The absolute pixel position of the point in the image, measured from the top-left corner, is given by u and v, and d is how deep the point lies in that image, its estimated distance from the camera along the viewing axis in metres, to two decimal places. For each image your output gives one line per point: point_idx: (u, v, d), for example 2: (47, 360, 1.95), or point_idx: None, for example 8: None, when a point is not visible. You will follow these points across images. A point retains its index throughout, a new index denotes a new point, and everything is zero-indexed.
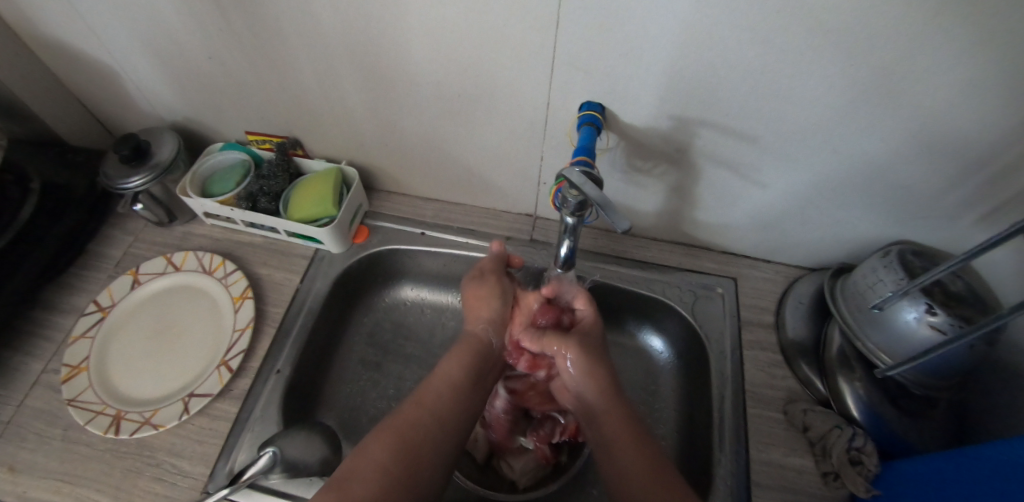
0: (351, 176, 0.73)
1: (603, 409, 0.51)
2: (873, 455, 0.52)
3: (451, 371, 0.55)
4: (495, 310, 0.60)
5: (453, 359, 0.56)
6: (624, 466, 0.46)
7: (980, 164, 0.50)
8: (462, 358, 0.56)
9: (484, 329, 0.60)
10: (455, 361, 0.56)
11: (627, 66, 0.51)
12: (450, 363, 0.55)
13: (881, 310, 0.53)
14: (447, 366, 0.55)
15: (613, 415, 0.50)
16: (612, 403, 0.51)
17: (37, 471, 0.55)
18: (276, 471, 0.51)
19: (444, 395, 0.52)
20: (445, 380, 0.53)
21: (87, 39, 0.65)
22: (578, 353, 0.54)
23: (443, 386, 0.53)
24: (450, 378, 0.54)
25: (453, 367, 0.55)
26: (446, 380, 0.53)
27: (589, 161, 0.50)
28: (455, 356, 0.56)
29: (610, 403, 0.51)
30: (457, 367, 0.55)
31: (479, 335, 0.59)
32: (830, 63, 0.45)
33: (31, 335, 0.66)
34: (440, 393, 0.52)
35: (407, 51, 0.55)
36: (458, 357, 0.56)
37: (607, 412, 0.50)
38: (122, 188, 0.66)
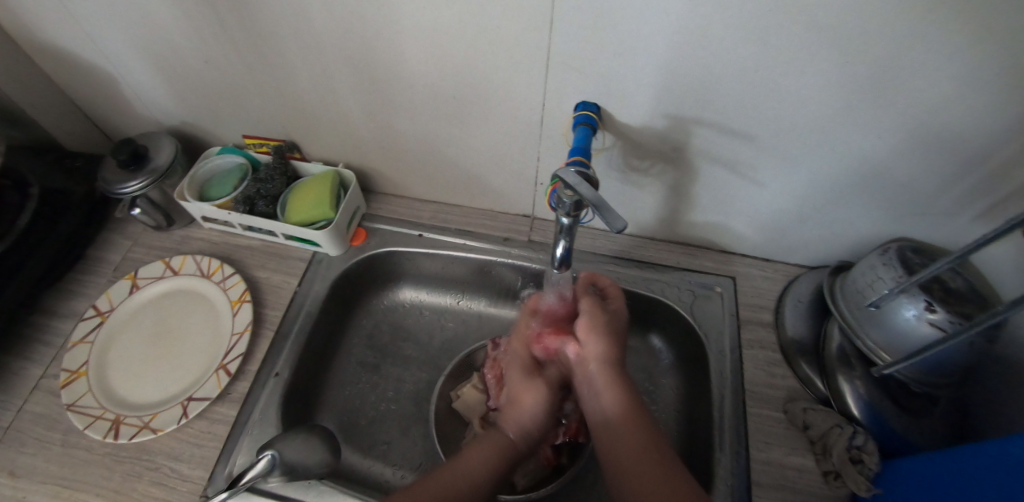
0: (348, 179, 0.73)
1: (614, 416, 0.48)
2: (874, 454, 0.52)
3: (476, 473, 0.47)
4: (537, 412, 0.53)
5: (479, 457, 0.49)
6: (624, 450, 0.45)
7: (979, 160, 0.50)
8: (491, 460, 0.49)
9: (521, 430, 0.52)
10: (481, 460, 0.48)
11: (622, 66, 0.51)
12: (474, 460, 0.48)
13: (878, 308, 0.53)
14: (470, 461, 0.48)
15: (627, 422, 0.47)
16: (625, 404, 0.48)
17: (37, 476, 0.55)
18: (275, 474, 0.51)
19: (463, 496, 0.45)
20: (467, 482, 0.46)
21: (83, 45, 0.65)
22: (597, 341, 0.53)
23: (463, 487, 0.46)
24: (472, 482, 0.46)
25: (478, 468, 0.48)
26: (469, 485, 0.46)
27: (585, 161, 0.50)
28: (481, 453, 0.49)
29: (621, 404, 0.48)
30: (482, 467, 0.48)
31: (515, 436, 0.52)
32: (826, 61, 0.45)
33: (31, 340, 0.66)
34: (459, 486, 0.46)
35: (403, 53, 0.55)
36: (484, 458, 0.49)
37: (618, 416, 0.48)
38: (120, 193, 0.66)
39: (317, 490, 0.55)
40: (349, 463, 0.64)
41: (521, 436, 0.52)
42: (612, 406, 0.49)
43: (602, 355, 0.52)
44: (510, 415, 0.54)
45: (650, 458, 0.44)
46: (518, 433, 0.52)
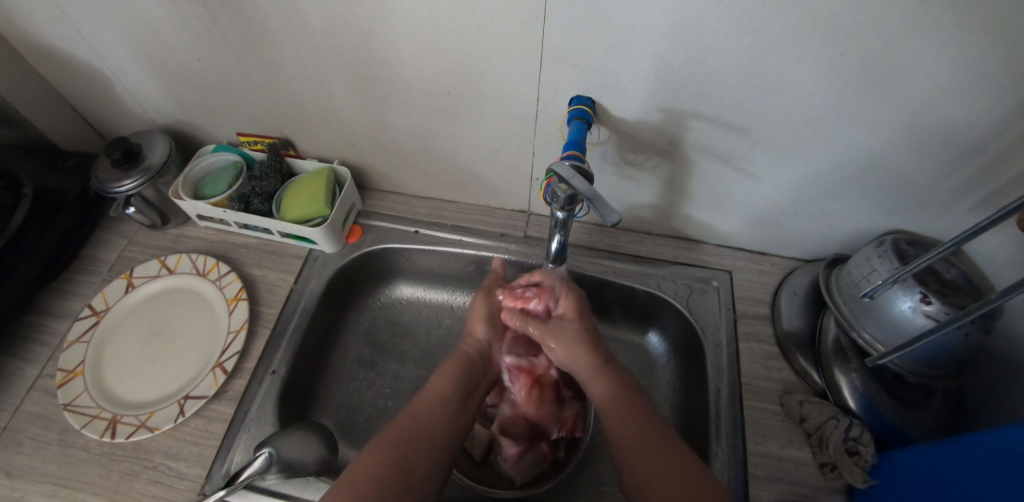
0: (343, 176, 0.73)
1: (605, 401, 0.52)
2: (870, 446, 0.52)
3: (442, 388, 0.53)
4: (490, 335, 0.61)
5: (442, 375, 0.55)
6: (614, 435, 0.49)
7: (975, 151, 0.50)
8: (452, 373, 0.55)
9: (474, 347, 0.60)
10: (445, 378, 0.54)
11: (616, 59, 0.50)
12: (439, 380, 0.54)
13: (872, 299, 0.53)
14: (436, 382, 0.54)
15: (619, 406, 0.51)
16: (614, 391, 0.53)
17: (34, 476, 0.55)
18: (272, 471, 0.51)
19: (434, 411, 0.50)
20: (435, 395, 0.52)
21: (75, 43, 0.64)
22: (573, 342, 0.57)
23: (434, 403, 0.51)
24: (438, 396, 0.52)
25: (442, 384, 0.53)
26: (437, 399, 0.51)
27: (579, 155, 0.50)
28: (446, 369, 0.55)
29: (612, 392, 0.53)
30: (446, 385, 0.54)
31: (472, 352, 0.59)
32: (817, 52, 0.45)
33: (27, 340, 0.66)
34: (429, 403, 0.51)
35: (396, 49, 0.55)
36: (447, 374, 0.55)
37: (610, 402, 0.52)
38: (113, 192, 0.66)
39: (316, 486, 0.55)
40: (347, 461, 0.64)
41: (474, 347, 0.60)
42: (602, 393, 0.53)
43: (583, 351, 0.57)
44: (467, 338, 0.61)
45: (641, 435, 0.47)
46: (473, 347, 0.60)
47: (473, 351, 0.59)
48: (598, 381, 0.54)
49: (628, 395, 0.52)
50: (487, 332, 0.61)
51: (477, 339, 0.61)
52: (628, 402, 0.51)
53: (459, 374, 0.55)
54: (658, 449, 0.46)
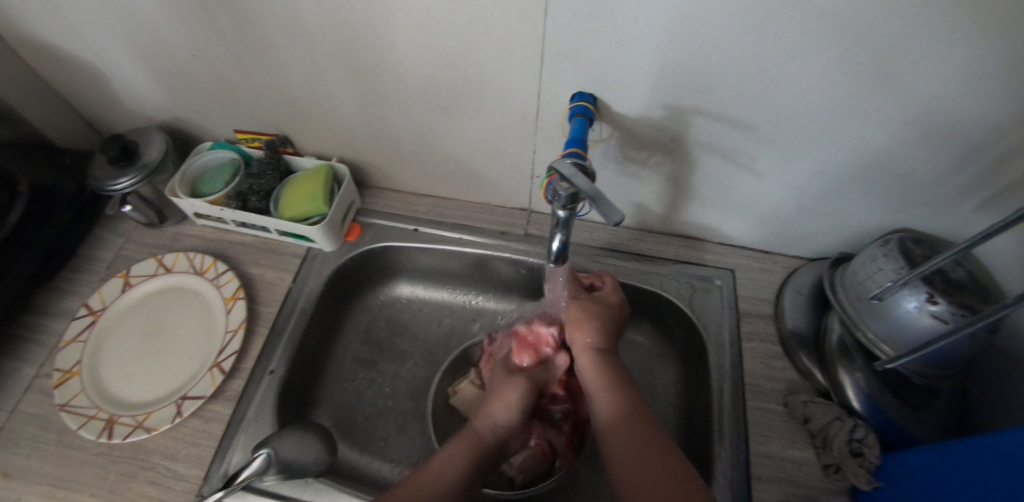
0: (342, 173, 0.72)
1: (608, 421, 0.49)
2: (875, 447, 0.51)
3: (445, 468, 0.48)
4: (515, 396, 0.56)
5: (447, 454, 0.50)
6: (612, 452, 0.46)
7: (982, 148, 0.49)
8: (459, 455, 0.50)
9: (491, 429, 0.54)
10: (450, 458, 0.49)
11: (618, 55, 0.49)
12: (444, 458, 0.49)
13: (881, 301, 0.52)
14: (440, 462, 0.49)
15: (622, 418, 0.48)
16: (620, 407, 0.49)
17: (31, 476, 0.55)
18: (271, 473, 0.51)
19: (434, 496, 0.45)
20: (438, 478, 0.47)
21: (69, 39, 0.64)
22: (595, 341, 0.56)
23: (436, 485, 0.46)
24: (443, 481, 0.47)
25: (450, 467, 0.48)
26: (439, 478, 0.47)
27: (581, 152, 0.49)
28: (452, 452, 0.50)
29: (618, 408, 0.49)
30: (451, 465, 0.49)
31: (486, 432, 0.54)
32: (823, 49, 0.44)
33: (24, 339, 0.65)
34: (431, 486, 0.46)
35: (394, 45, 0.54)
36: (454, 454, 0.50)
37: (613, 421, 0.49)
38: (110, 190, 0.65)
39: (315, 488, 0.55)
40: (347, 461, 0.63)
41: (489, 427, 0.54)
42: (607, 412, 0.50)
43: (596, 344, 0.56)
44: (485, 412, 0.56)
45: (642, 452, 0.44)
46: (488, 429, 0.54)
47: (489, 431, 0.54)
48: (604, 395, 0.51)
49: (633, 413, 0.49)
50: (507, 408, 0.55)
51: (495, 417, 0.55)
52: (631, 419, 0.48)
53: (470, 458, 0.50)
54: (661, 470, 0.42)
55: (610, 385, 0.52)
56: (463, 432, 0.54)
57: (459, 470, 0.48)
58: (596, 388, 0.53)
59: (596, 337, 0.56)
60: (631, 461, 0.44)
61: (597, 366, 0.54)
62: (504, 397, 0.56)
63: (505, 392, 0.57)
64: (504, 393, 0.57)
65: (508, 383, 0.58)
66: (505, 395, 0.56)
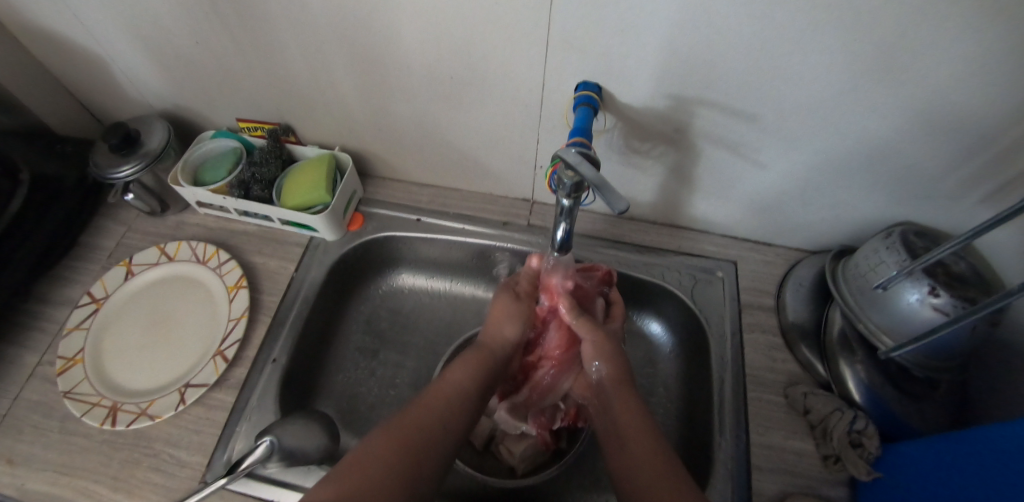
0: (345, 162, 0.71)
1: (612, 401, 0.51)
2: (875, 438, 0.52)
3: (461, 380, 0.50)
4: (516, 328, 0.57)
5: (463, 367, 0.52)
6: (621, 425, 0.48)
7: (988, 140, 0.49)
8: (473, 367, 0.52)
9: (500, 344, 0.56)
10: (466, 369, 0.52)
11: (624, 44, 0.49)
12: (458, 371, 0.51)
13: (885, 290, 0.52)
14: (455, 373, 0.51)
15: (623, 397, 0.50)
16: (622, 390, 0.51)
17: (35, 463, 0.55)
18: (273, 460, 0.51)
19: (454, 404, 0.48)
20: (455, 389, 0.49)
21: (70, 26, 0.63)
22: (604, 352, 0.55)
23: (454, 394, 0.48)
24: (460, 388, 0.49)
25: (463, 377, 0.51)
26: (456, 389, 0.49)
27: (585, 141, 0.49)
28: (466, 364, 0.52)
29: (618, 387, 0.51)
30: (466, 377, 0.51)
31: (492, 346, 0.55)
32: (830, 39, 0.44)
33: (26, 327, 0.65)
34: (450, 395, 0.48)
35: (399, 33, 0.54)
36: (466, 367, 0.52)
37: (619, 394, 0.51)
38: (112, 178, 0.65)
39: (317, 475, 0.55)
40: (348, 449, 0.64)
41: (498, 340, 0.56)
42: (609, 393, 0.52)
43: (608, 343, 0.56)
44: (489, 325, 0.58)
45: (649, 430, 0.46)
46: (495, 341, 0.56)
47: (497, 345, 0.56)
48: (610, 381, 0.52)
49: (630, 391, 0.51)
50: (512, 328, 0.57)
51: (503, 332, 0.57)
52: (630, 398, 0.50)
53: (480, 369, 0.52)
54: (660, 454, 0.44)
55: (619, 375, 0.52)
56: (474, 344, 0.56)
57: (472, 381, 0.51)
58: (602, 376, 0.54)
59: (608, 341, 0.56)
60: (624, 451, 0.46)
61: (606, 364, 0.54)
62: (507, 315, 0.58)
63: (510, 306, 0.59)
64: (508, 310, 0.58)
65: (517, 306, 0.59)
66: (510, 308, 0.58)
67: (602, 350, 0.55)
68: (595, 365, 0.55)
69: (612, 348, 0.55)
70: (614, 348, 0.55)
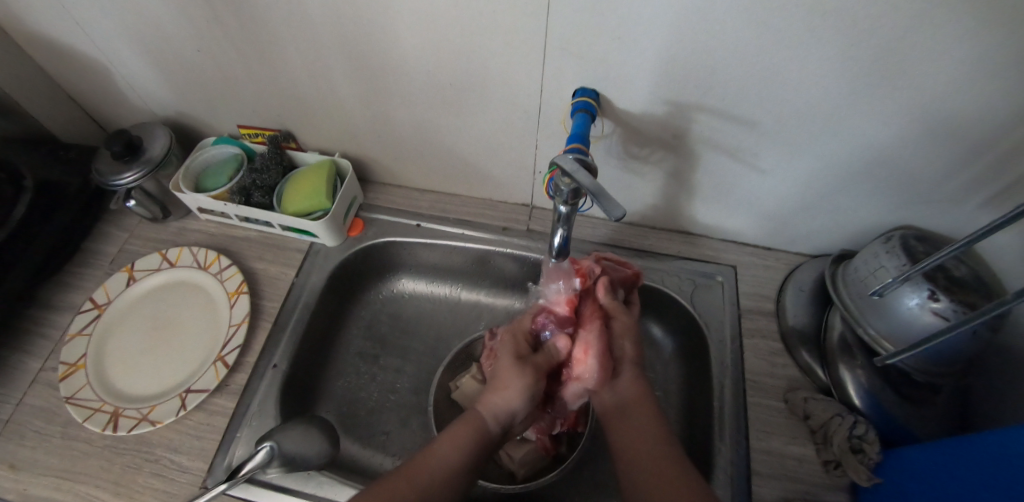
0: (345, 168, 0.72)
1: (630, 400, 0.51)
2: (875, 444, 0.52)
3: (448, 456, 0.46)
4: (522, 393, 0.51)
5: (452, 440, 0.48)
6: (641, 439, 0.47)
7: (986, 144, 0.49)
8: (463, 441, 0.48)
9: (498, 415, 0.50)
10: (454, 443, 0.48)
11: (621, 51, 0.49)
12: (447, 443, 0.47)
13: (881, 296, 0.52)
14: (443, 446, 0.47)
15: (642, 405, 0.50)
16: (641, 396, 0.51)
17: (38, 468, 0.55)
18: (274, 465, 0.51)
19: (438, 483, 0.44)
20: (440, 464, 0.46)
21: (74, 34, 0.64)
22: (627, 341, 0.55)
23: (439, 474, 0.45)
24: (447, 466, 0.46)
25: (450, 452, 0.47)
26: (442, 465, 0.46)
27: (583, 148, 0.49)
28: (456, 436, 0.48)
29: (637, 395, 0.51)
30: (455, 451, 0.47)
31: (489, 418, 0.50)
32: (828, 44, 0.44)
33: (29, 333, 0.66)
34: (434, 475, 0.45)
35: (397, 41, 0.54)
36: (455, 441, 0.48)
37: (635, 405, 0.50)
38: (114, 185, 0.66)
39: (318, 480, 0.55)
40: (349, 455, 0.64)
41: (500, 417, 0.50)
42: (630, 393, 0.51)
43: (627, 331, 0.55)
44: (486, 397, 0.51)
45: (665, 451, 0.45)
46: (493, 417, 0.50)
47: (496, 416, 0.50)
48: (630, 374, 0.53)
49: (649, 404, 0.50)
50: (513, 398, 0.51)
51: (502, 404, 0.51)
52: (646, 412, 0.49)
53: (472, 444, 0.48)
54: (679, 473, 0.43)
55: (636, 358, 0.54)
56: (468, 416, 0.50)
57: (460, 457, 0.47)
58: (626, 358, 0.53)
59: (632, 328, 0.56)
60: (640, 440, 0.47)
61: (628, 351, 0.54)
62: (508, 384, 0.51)
63: (511, 368, 0.52)
64: (509, 376, 0.52)
65: (518, 370, 0.52)
66: (508, 376, 0.52)
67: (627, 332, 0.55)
68: (617, 344, 0.55)
69: (631, 326, 0.56)
70: (632, 328, 0.55)
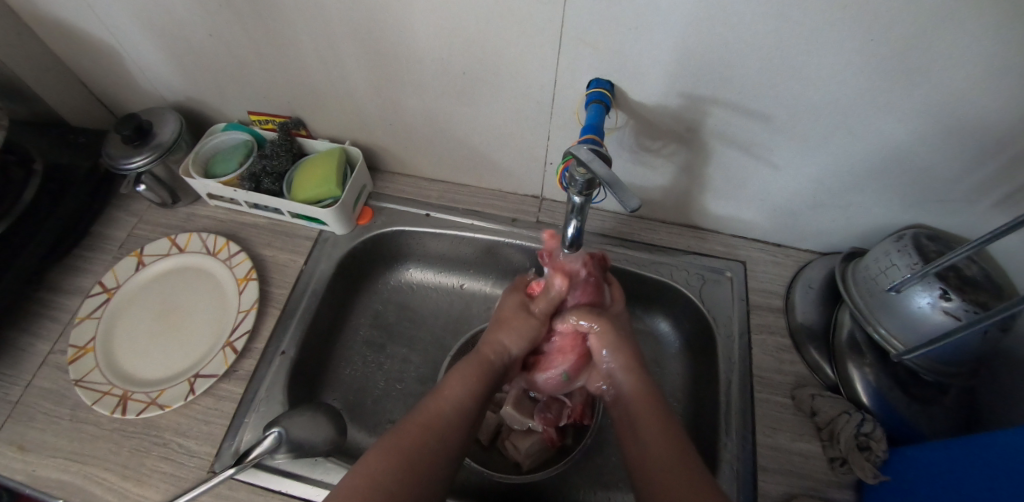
0: (355, 156, 0.72)
1: (633, 396, 0.50)
2: (882, 442, 0.51)
3: (456, 393, 0.48)
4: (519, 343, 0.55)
5: (458, 381, 0.49)
6: (643, 430, 0.46)
7: (1000, 146, 0.48)
8: (469, 377, 0.50)
9: (500, 355, 0.54)
10: (460, 380, 0.50)
11: (638, 41, 0.49)
12: (454, 384, 0.49)
13: (897, 293, 0.51)
14: (451, 389, 0.49)
15: (641, 398, 0.49)
16: (645, 389, 0.50)
17: (47, 449, 0.56)
18: (282, 451, 0.51)
19: (452, 419, 0.46)
20: (450, 404, 0.47)
21: (85, 17, 0.63)
22: (614, 344, 0.54)
23: (451, 411, 0.47)
24: (455, 403, 0.47)
25: (458, 391, 0.48)
26: (452, 406, 0.47)
27: (597, 139, 0.49)
28: (461, 374, 0.50)
29: (640, 388, 0.50)
30: (463, 392, 0.49)
31: (494, 357, 0.54)
32: (848, 36, 0.43)
33: (37, 315, 0.66)
34: (445, 413, 0.46)
35: (411, 28, 0.54)
36: (462, 379, 0.50)
37: (637, 397, 0.49)
38: (124, 169, 0.66)
39: (324, 467, 0.55)
40: (355, 443, 0.64)
41: (499, 352, 0.54)
42: (631, 388, 0.51)
43: (615, 333, 0.55)
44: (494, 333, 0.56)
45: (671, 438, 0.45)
46: (494, 353, 0.54)
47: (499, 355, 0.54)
48: (625, 373, 0.52)
49: (655, 396, 0.49)
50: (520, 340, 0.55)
51: (505, 344, 0.55)
52: (654, 402, 0.48)
53: (477, 379, 0.50)
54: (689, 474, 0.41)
55: (631, 364, 0.52)
56: (471, 357, 0.53)
57: (468, 393, 0.49)
58: (614, 367, 0.53)
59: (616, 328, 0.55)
60: (644, 438, 0.46)
61: (615, 349, 0.54)
62: (512, 325, 0.56)
63: (518, 325, 0.56)
64: (512, 322, 0.56)
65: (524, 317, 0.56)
66: (514, 321, 0.56)
67: (607, 341, 0.54)
68: (607, 359, 0.54)
69: (618, 335, 0.55)
70: (620, 337, 0.54)
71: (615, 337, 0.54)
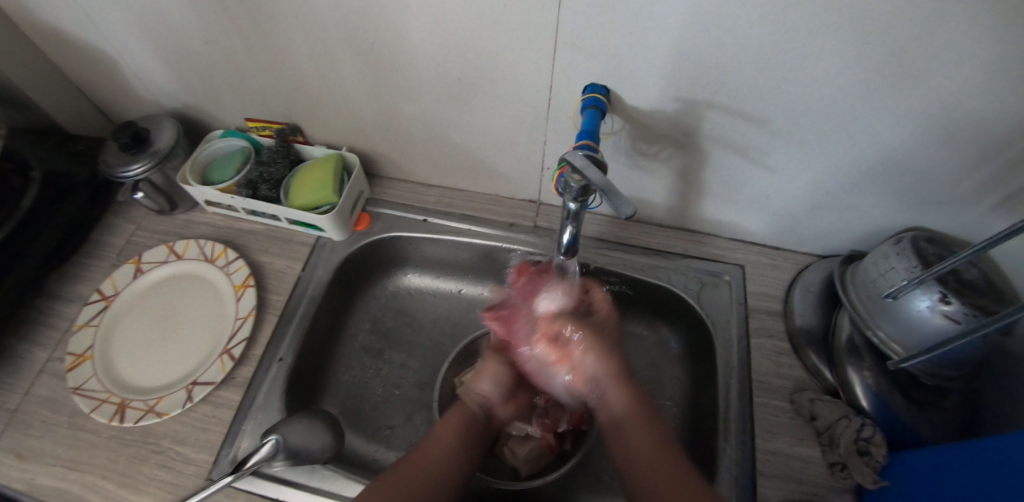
0: (352, 162, 0.72)
1: (626, 417, 0.48)
2: (882, 446, 0.51)
3: (442, 445, 0.49)
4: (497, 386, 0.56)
5: (445, 433, 0.50)
6: (637, 457, 0.45)
7: (997, 150, 0.48)
8: (452, 429, 0.51)
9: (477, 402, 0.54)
10: (446, 432, 0.50)
11: (633, 47, 0.49)
12: (441, 435, 0.50)
13: (895, 299, 0.51)
14: (437, 438, 0.50)
15: (637, 424, 0.47)
16: (636, 406, 0.48)
17: (45, 458, 0.56)
18: (279, 458, 0.51)
19: (437, 474, 0.46)
20: (435, 456, 0.48)
21: (82, 26, 0.64)
22: (600, 354, 0.52)
23: (436, 462, 0.47)
24: (440, 457, 0.48)
25: (443, 443, 0.49)
26: (439, 455, 0.48)
27: (592, 145, 0.49)
28: (447, 426, 0.51)
29: (635, 411, 0.48)
30: (449, 440, 0.50)
31: (474, 406, 0.54)
32: (843, 41, 0.43)
33: (36, 323, 0.66)
34: (430, 466, 0.47)
35: (406, 34, 0.54)
36: (446, 430, 0.51)
37: (633, 423, 0.47)
38: (121, 176, 0.66)
39: (322, 474, 0.55)
40: (353, 449, 0.64)
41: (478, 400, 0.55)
42: (621, 408, 0.49)
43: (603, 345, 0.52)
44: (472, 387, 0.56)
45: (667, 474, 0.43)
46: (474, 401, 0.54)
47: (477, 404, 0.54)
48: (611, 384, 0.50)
49: (648, 420, 0.47)
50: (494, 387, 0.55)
51: (479, 393, 0.55)
52: (649, 429, 0.46)
53: (461, 430, 0.51)
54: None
55: (620, 376, 0.50)
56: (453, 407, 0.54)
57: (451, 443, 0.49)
58: (601, 381, 0.51)
59: (604, 335, 0.53)
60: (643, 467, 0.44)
61: (603, 361, 0.51)
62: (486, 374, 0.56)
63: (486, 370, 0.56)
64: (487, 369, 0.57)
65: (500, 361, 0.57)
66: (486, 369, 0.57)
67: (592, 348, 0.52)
68: (592, 369, 0.52)
69: (604, 343, 0.52)
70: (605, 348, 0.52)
71: (602, 347, 0.52)
